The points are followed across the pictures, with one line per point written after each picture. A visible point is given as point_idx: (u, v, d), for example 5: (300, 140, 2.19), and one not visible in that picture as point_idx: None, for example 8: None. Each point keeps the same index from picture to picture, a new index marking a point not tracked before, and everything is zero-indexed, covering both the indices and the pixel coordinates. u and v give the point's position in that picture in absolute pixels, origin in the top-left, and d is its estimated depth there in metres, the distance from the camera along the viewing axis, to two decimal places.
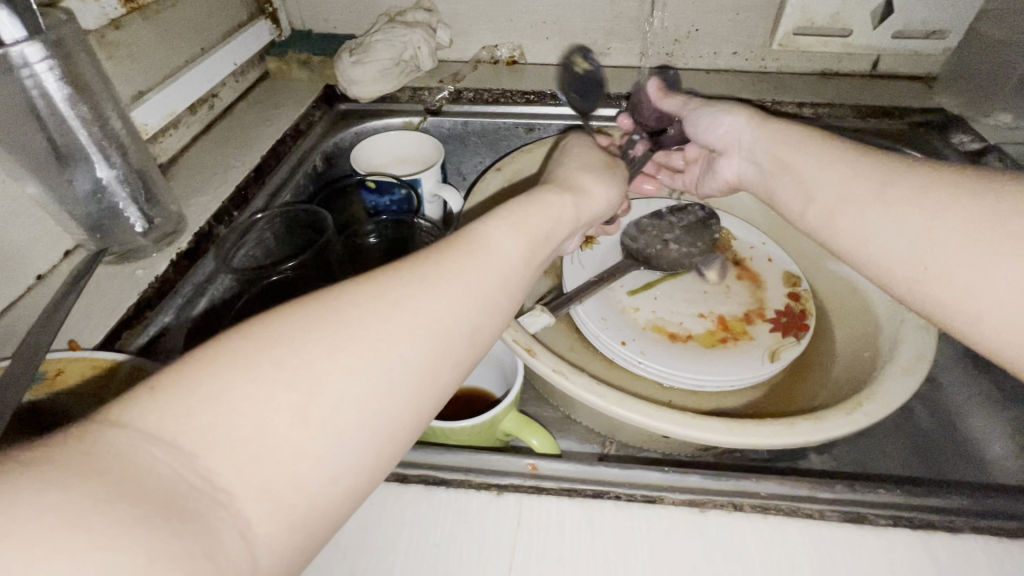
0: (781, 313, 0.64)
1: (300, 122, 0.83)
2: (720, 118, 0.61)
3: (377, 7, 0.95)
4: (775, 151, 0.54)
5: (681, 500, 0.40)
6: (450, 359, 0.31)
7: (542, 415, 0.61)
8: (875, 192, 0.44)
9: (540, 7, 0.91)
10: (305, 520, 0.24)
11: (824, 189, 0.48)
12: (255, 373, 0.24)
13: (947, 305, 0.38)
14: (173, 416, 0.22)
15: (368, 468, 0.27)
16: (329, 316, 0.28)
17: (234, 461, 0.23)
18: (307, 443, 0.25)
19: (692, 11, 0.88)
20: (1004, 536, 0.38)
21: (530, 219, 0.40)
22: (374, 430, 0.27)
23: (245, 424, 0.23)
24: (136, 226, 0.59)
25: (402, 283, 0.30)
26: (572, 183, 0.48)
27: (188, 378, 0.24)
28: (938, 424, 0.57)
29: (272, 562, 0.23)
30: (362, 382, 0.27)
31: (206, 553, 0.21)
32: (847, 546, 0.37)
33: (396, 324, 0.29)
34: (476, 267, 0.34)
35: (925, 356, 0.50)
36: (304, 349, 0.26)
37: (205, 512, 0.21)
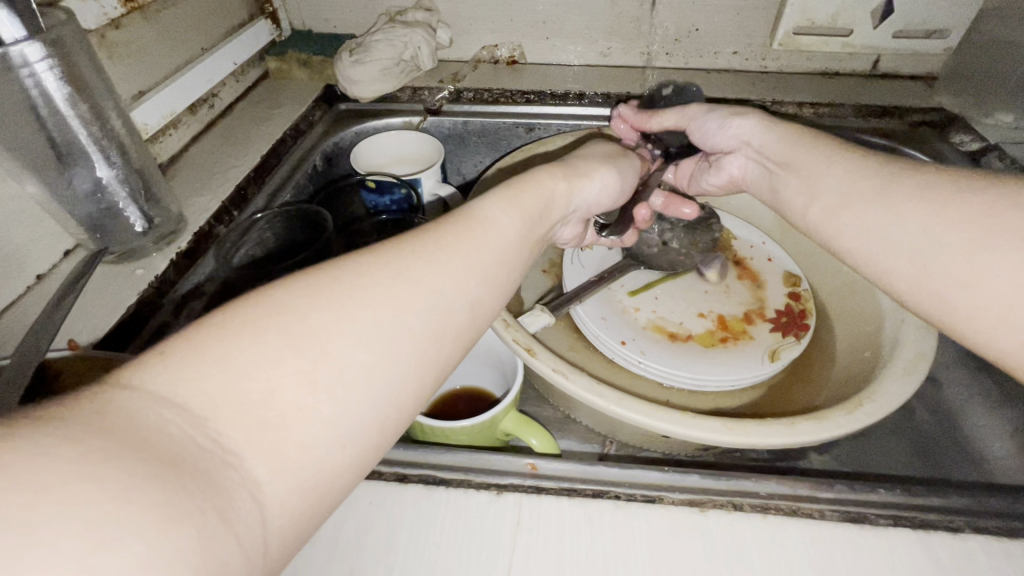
0: (781, 312, 0.64)
1: (300, 122, 0.83)
2: (728, 121, 0.59)
3: (377, 7, 0.95)
4: (780, 150, 0.54)
5: (681, 500, 0.40)
6: (452, 331, 0.31)
7: (542, 414, 0.61)
8: (880, 189, 0.44)
9: (540, 7, 0.91)
10: (313, 486, 0.24)
11: (828, 185, 0.48)
12: (262, 338, 0.25)
13: (947, 295, 0.38)
14: (182, 379, 0.23)
15: (375, 435, 0.27)
16: (333, 287, 0.28)
17: (243, 422, 0.23)
18: (314, 408, 0.24)
19: (692, 11, 0.88)
20: (1005, 536, 0.38)
21: (523, 199, 0.41)
22: (381, 398, 0.27)
23: (253, 387, 0.23)
24: (135, 225, 0.59)
25: (403, 257, 0.31)
26: (570, 169, 0.48)
27: (196, 344, 0.24)
28: (939, 424, 0.57)
29: (282, 525, 0.23)
30: (368, 349, 0.27)
31: (217, 510, 0.21)
32: (847, 545, 0.37)
33: (399, 294, 0.29)
34: (474, 243, 0.35)
35: (925, 356, 0.50)
36: (310, 317, 0.26)
37: (214, 471, 0.21)
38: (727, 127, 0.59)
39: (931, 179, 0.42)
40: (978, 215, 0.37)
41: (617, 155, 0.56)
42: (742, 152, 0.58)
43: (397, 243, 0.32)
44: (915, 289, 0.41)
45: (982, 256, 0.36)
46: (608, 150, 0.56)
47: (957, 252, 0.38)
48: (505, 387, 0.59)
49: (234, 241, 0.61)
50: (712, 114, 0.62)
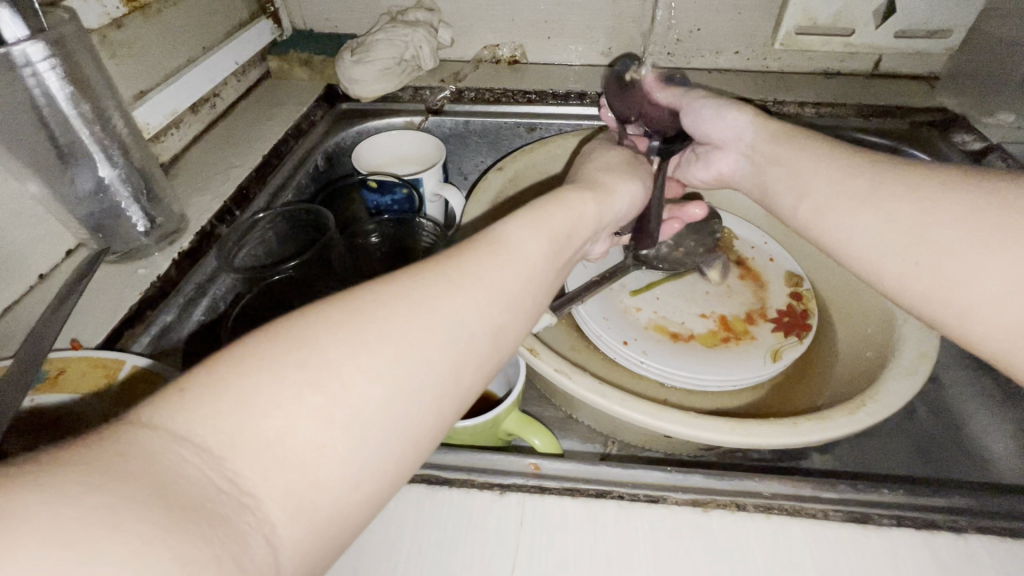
0: (783, 313, 0.64)
1: (302, 122, 0.83)
2: (720, 112, 0.58)
3: (378, 7, 0.95)
4: (771, 149, 0.53)
5: (684, 500, 0.40)
6: (473, 361, 0.31)
7: (543, 414, 0.61)
8: (868, 189, 0.44)
9: (541, 7, 0.91)
10: (327, 524, 0.24)
11: (815, 185, 0.48)
12: (279, 374, 0.24)
13: (937, 296, 0.38)
14: (201, 419, 0.22)
15: (391, 471, 0.27)
16: (353, 318, 0.27)
17: (259, 463, 0.23)
18: (329, 446, 0.24)
19: (693, 11, 0.88)
20: (1008, 536, 0.38)
21: (551, 219, 0.40)
22: (398, 434, 0.27)
23: (272, 426, 0.23)
24: (137, 225, 0.59)
25: (427, 286, 0.30)
26: (595, 183, 0.48)
27: (215, 380, 0.24)
28: (941, 424, 0.56)
29: (294, 564, 0.23)
30: (385, 385, 0.27)
31: (233, 557, 0.20)
32: (849, 545, 0.37)
33: (421, 326, 0.29)
34: (498, 267, 0.34)
35: (928, 356, 0.50)
36: (329, 351, 0.26)
37: (232, 515, 0.21)
38: (723, 118, 0.57)
39: (919, 178, 0.42)
40: (970, 214, 0.37)
41: (634, 161, 0.55)
42: (736, 148, 0.57)
43: (420, 270, 0.31)
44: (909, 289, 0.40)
45: (974, 258, 0.36)
46: (627, 157, 0.55)
47: (949, 254, 0.38)
48: (507, 388, 0.58)
49: (233, 242, 0.61)
50: (706, 101, 0.59)
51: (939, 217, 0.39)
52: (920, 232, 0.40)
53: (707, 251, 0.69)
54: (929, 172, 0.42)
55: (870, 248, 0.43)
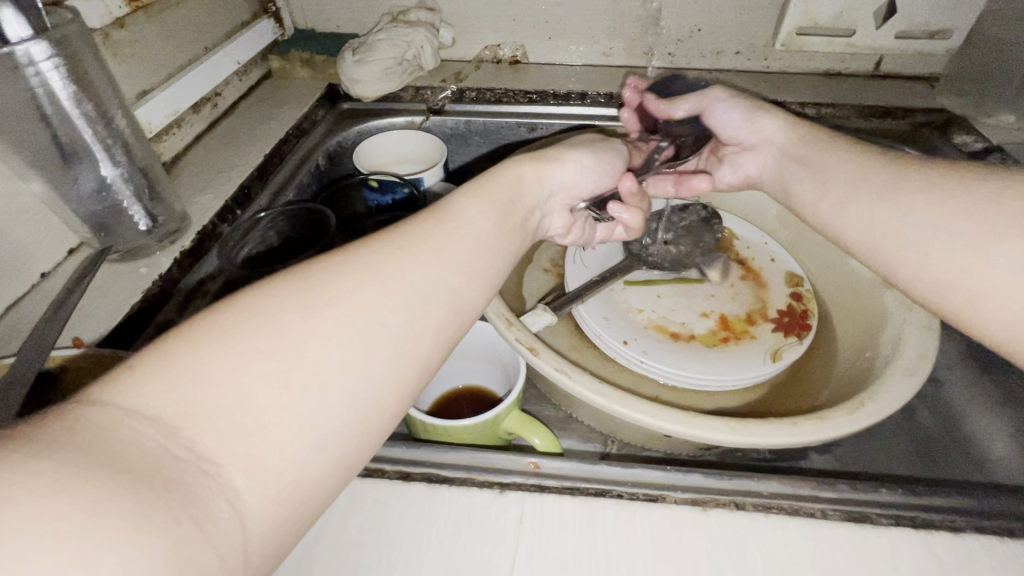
0: (783, 313, 0.64)
1: (303, 122, 0.84)
2: (753, 116, 0.59)
3: (379, 7, 0.95)
4: (801, 150, 0.54)
5: (683, 500, 0.40)
6: (431, 324, 0.31)
7: (542, 414, 0.61)
8: (886, 184, 0.44)
9: (543, 7, 0.91)
10: (294, 489, 0.24)
11: (835, 187, 0.49)
12: (231, 344, 0.25)
13: (943, 283, 0.39)
14: (152, 392, 0.23)
15: (356, 437, 0.27)
16: (303, 288, 0.28)
17: (217, 428, 0.23)
18: (288, 408, 0.25)
19: (695, 11, 0.88)
20: (1006, 536, 0.38)
21: (494, 190, 0.42)
22: (359, 399, 0.27)
23: (225, 392, 0.24)
24: (140, 223, 0.59)
25: (376, 255, 0.31)
26: (540, 155, 0.50)
27: (167, 356, 0.24)
28: (940, 424, 0.57)
29: (264, 532, 0.23)
30: (340, 348, 0.27)
31: (192, 519, 0.21)
32: (849, 545, 0.37)
33: (369, 290, 0.29)
34: (445, 235, 0.35)
35: (927, 356, 0.50)
36: (279, 319, 0.27)
37: (187, 480, 0.21)
38: (756, 123, 0.59)
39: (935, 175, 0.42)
40: (977, 204, 0.38)
41: (594, 142, 0.57)
42: (769, 151, 0.58)
43: (365, 243, 0.32)
44: (920, 287, 0.41)
45: (973, 254, 0.37)
46: (583, 140, 0.57)
47: (957, 246, 0.38)
48: (507, 387, 0.59)
49: (237, 242, 0.61)
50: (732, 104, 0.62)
51: (955, 207, 0.39)
52: (930, 219, 0.40)
53: (706, 252, 0.70)
54: (943, 167, 0.42)
55: (890, 252, 0.43)
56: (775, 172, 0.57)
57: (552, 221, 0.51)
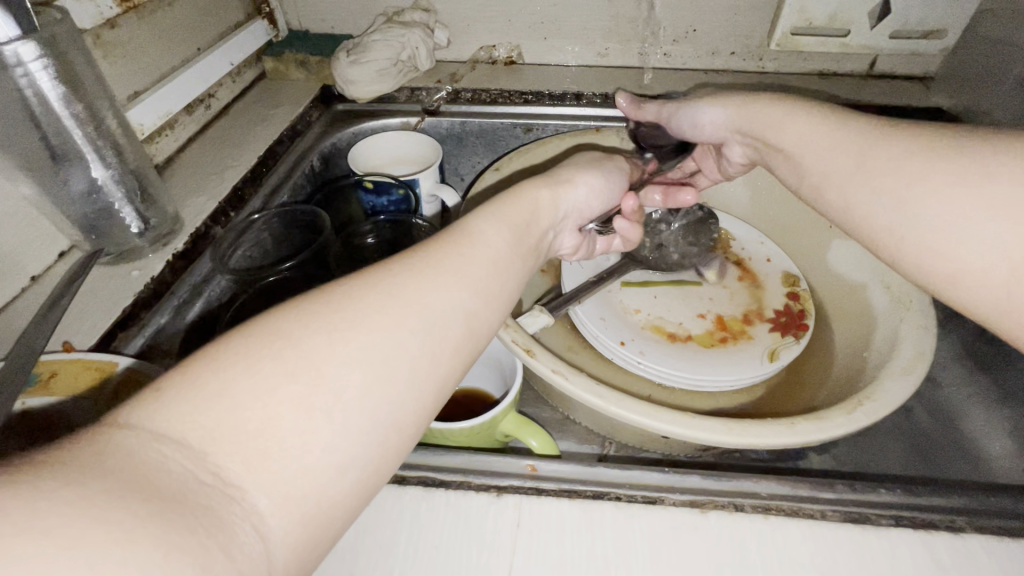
0: (780, 312, 0.64)
1: (298, 123, 0.84)
2: (699, 116, 0.61)
3: (374, 8, 0.95)
4: (765, 119, 0.53)
5: (682, 501, 0.39)
6: (450, 346, 0.31)
7: (541, 416, 0.61)
8: (857, 156, 0.43)
9: (538, 7, 0.91)
10: (316, 512, 0.24)
11: (810, 157, 0.47)
12: (257, 368, 0.24)
13: (925, 262, 0.38)
14: (181, 415, 0.22)
15: (375, 459, 0.27)
16: (325, 310, 0.28)
17: (243, 455, 0.22)
18: (313, 433, 0.24)
19: (690, 11, 0.88)
20: (1006, 536, 0.38)
21: (510, 212, 0.42)
22: (381, 422, 0.27)
23: (248, 416, 0.23)
24: (131, 226, 0.59)
25: (396, 277, 0.31)
26: (553, 176, 0.50)
27: (192, 378, 0.24)
28: (939, 424, 0.57)
29: (287, 555, 0.23)
30: (363, 371, 0.27)
31: (221, 546, 0.20)
32: (846, 545, 0.37)
33: (391, 313, 0.29)
34: (464, 257, 0.35)
35: (924, 355, 0.50)
36: (303, 343, 0.26)
37: (216, 505, 0.21)
38: (700, 121, 0.61)
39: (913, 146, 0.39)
40: (952, 178, 0.36)
41: (601, 159, 0.57)
42: (733, 138, 0.58)
43: (386, 264, 0.32)
44: (904, 270, 0.40)
45: (952, 237, 0.35)
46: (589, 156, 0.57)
47: (938, 221, 0.36)
48: (504, 389, 0.58)
49: (228, 243, 0.61)
50: (678, 108, 0.63)
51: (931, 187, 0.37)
52: (903, 195, 0.38)
53: (703, 253, 0.71)
54: (921, 131, 0.40)
55: (869, 213, 0.41)
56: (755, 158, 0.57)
57: (568, 242, 0.51)
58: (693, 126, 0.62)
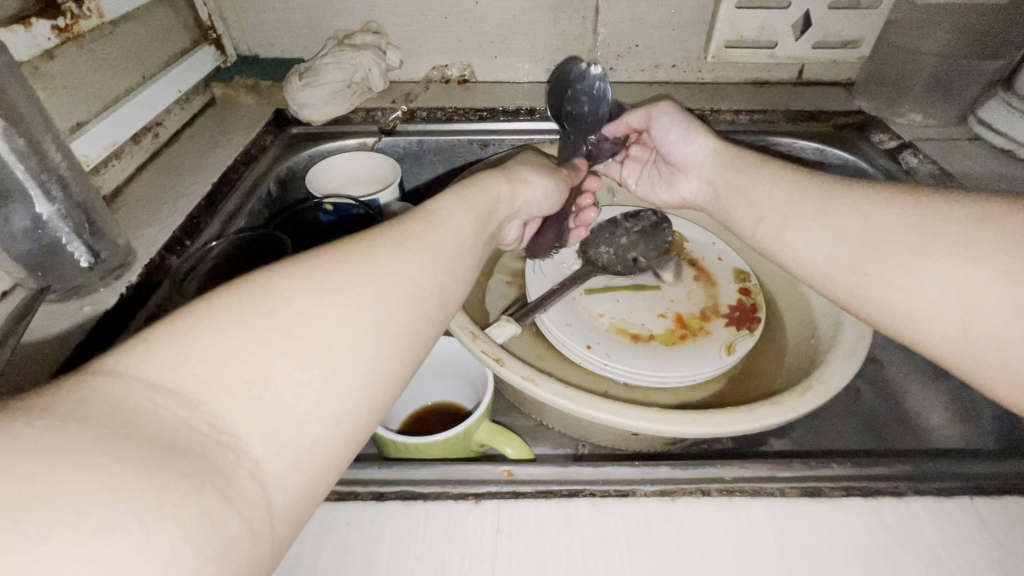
0: (734, 308, 0.68)
1: (251, 148, 0.82)
2: (689, 136, 0.65)
3: (324, 31, 0.95)
4: (730, 174, 0.59)
5: (652, 492, 0.41)
6: (429, 313, 0.33)
7: (514, 424, 0.62)
8: (818, 207, 0.48)
9: (487, 28, 0.94)
10: (311, 461, 0.26)
11: (768, 207, 0.52)
12: (251, 322, 0.26)
13: (882, 300, 0.41)
14: (172, 365, 0.24)
15: (364, 413, 0.28)
16: (314, 271, 0.29)
17: (237, 403, 0.24)
18: (306, 385, 0.26)
19: (632, 28, 0.93)
20: (943, 495, 0.41)
21: (475, 198, 0.44)
22: (371, 378, 0.29)
23: (244, 367, 0.25)
24: (80, 260, 0.57)
25: (381, 247, 0.33)
26: (513, 173, 0.52)
27: (182, 329, 0.25)
28: (883, 401, 0.61)
29: (284, 500, 0.25)
30: (352, 329, 0.28)
31: (215, 490, 0.22)
32: (805, 517, 0.40)
33: (376, 277, 0.31)
34: (440, 234, 0.37)
35: (864, 337, 0.55)
36: (294, 300, 0.28)
37: (211, 453, 0.22)
38: (689, 142, 0.65)
39: (863, 194, 0.46)
40: (916, 223, 0.40)
41: (551, 165, 0.60)
42: (700, 171, 0.64)
43: (369, 234, 0.34)
44: (857, 284, 0.43)
45: (914, 261, 0.39)
46: (540, 160, 0.60)
47: (895, 260, 0.41)
48: (477, 399, 0.59)
49: (189, 267, 0.60)
50: (675, 124, 0.66)
51: (885, 230, 0.42)
52: (865, 240, 0.43)
53: (660, 255, 0.73)
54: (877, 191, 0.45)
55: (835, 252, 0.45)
56: (708, 187, 0.63)
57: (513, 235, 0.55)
58: (675, 144, 0.66)
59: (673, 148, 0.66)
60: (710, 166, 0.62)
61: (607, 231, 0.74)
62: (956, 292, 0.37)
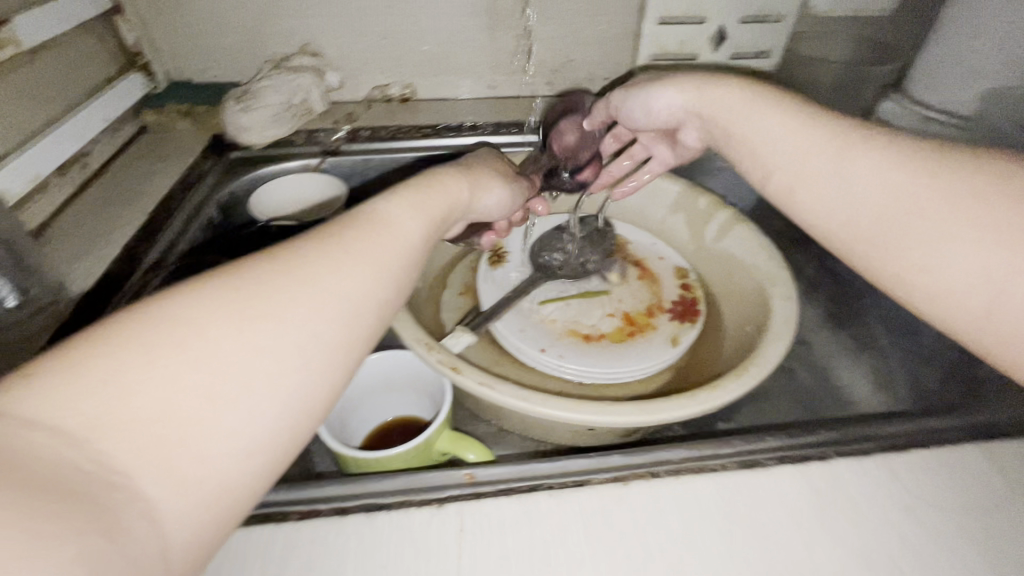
0: (676, 303, 0.72)
1: (190, 174, 0.80)
2: (651, 101, 0.59)
3: (259, 55, 0.94)
4: (725, 123, 0.52)
5: (607, 479, 0.43)
6: (355, 333, 0.34)
7: (475, 431, 0.63)
8: (842, 155, 0.43)
9: (425, 47, 0.96)
10: (215, 494, 0.26)
11: (780, 153, 0.47)
12: (154, 353, 0.26)
13: (903, 279, 0.39)
14: (67, 399, 0.24)
15: (277, 442, 0.29)
16: (231, 293, 0.30)
17: (133, 440, 0.24)
18: (211, 419, 0.27)
19: (565, 44, 0.97)
20: (865, 455, 0.45)
21: (431, 201, 0.45)
22: (288, 407, 0.30)
23: (143, 402, 0.25)
24: (6, 299, 0.54)
25: (307, 264, 0.33)
26: (472, 176, 0.54)
27: (82, 360, 0.25)
28: (815, 378, 0.66)
29: (184, 537, 0.25)
30: (266, 357, 0.29)
31: (100, 532, 0.22)
32: (745, 489, 0.43)
33: (299, 300, 0.32)
34: (380, 245, 0.37)
35: (790, 320, 0.59)
36: (205, 328, 0.28)
37: (100, 494, 0.23)
38: (653, 108, 0.60)
39: (898, 148, 0.41)
40: (954, 197, 0.37)
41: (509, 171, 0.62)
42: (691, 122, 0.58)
43: (301, 248, 0.35)
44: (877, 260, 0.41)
45: (942, 242, 0.37)
46: (502, 165, 0.62)
47: (925, 238, 0.38)
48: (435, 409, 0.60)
49: (125, 302, 0.58)
50: (633, 97, 0.61)
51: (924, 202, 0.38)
52: (898, 211, 0.39)
53: (604, 257, 0.77)
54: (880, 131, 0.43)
55: (849, 217, 0.42)
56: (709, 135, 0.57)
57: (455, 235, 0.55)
58: (642, 115, 0.61)
59: (647, 117, 0.61)
60: (701, 114, 0.55)
61: (554, 238, 0.79)
62: (984, 281, 0.35)
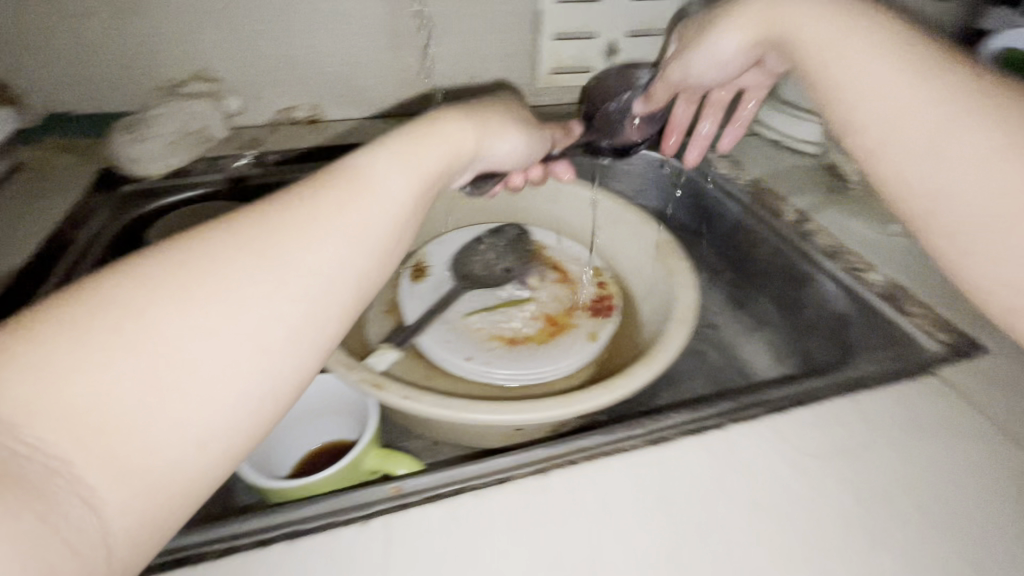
0: (593, 301, 0.76)
1: (75, 210, 0.76)
2: (716, 48, 0.62)
3: (147, 81, 0.89)
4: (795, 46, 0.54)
5: (529, 472, 0.45)
6: (317, 311, 0.36)
7: (406, 445, 0.63)
8: (925, 80, 0.44)
9: (329, 69, 0.95)
10: (161, 481, 0.29)
11: (868, 68, 0.47)
12: (88, 341, 0.28)
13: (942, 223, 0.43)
14: (21, 380, 0.27)
15: (233, 423, 0.32)
16: (184, 275, 0.32)
17: (71, 430, 0.27)
18: (155, 406, 0.29)
19: (469, 62, 1.00)
20: (758, 420, 0.51)
21: (428, 151, 0.47)
22: (240, 392, 0.32)
23: (84, 393, 0.27)
24: None
25: (264, 241, 0.36)
26: (479, 118, 0.56)
27: (42, 339, 0.28)
28: (721, 357, 0.72)
29: (126, 525, 0.28)
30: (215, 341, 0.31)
31: (37, 517, 0.25)
32: (655, 464, 0.46)
33: (254, 283, 0.34)
34: (341, 206, 0.39)
35: (690, 307, 0.65)
36: (153, 312, 0.30)
37: (40, 482, 0.25)
38: (721, 54, 0.63)
39: (959, 83, 0.43)
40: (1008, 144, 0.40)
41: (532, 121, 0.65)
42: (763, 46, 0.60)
43: (269, 220, 0.37)
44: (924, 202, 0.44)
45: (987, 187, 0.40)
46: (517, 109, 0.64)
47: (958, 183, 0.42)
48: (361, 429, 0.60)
49: None
50: (694, 51, 0.64)
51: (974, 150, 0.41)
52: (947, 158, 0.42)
53: (523, 263, 0.80)
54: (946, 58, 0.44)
55: (900, 166, 0.45)
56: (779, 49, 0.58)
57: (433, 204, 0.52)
58: (707, 59, 0.64)
59: (711, 63, 0.64)
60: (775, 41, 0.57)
61: (474, 249, 0.81)
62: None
